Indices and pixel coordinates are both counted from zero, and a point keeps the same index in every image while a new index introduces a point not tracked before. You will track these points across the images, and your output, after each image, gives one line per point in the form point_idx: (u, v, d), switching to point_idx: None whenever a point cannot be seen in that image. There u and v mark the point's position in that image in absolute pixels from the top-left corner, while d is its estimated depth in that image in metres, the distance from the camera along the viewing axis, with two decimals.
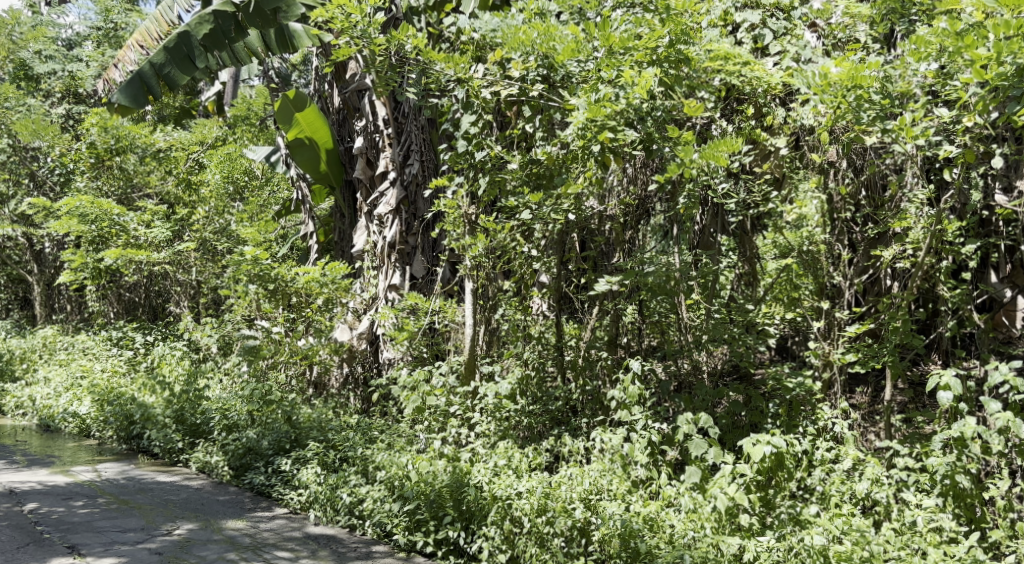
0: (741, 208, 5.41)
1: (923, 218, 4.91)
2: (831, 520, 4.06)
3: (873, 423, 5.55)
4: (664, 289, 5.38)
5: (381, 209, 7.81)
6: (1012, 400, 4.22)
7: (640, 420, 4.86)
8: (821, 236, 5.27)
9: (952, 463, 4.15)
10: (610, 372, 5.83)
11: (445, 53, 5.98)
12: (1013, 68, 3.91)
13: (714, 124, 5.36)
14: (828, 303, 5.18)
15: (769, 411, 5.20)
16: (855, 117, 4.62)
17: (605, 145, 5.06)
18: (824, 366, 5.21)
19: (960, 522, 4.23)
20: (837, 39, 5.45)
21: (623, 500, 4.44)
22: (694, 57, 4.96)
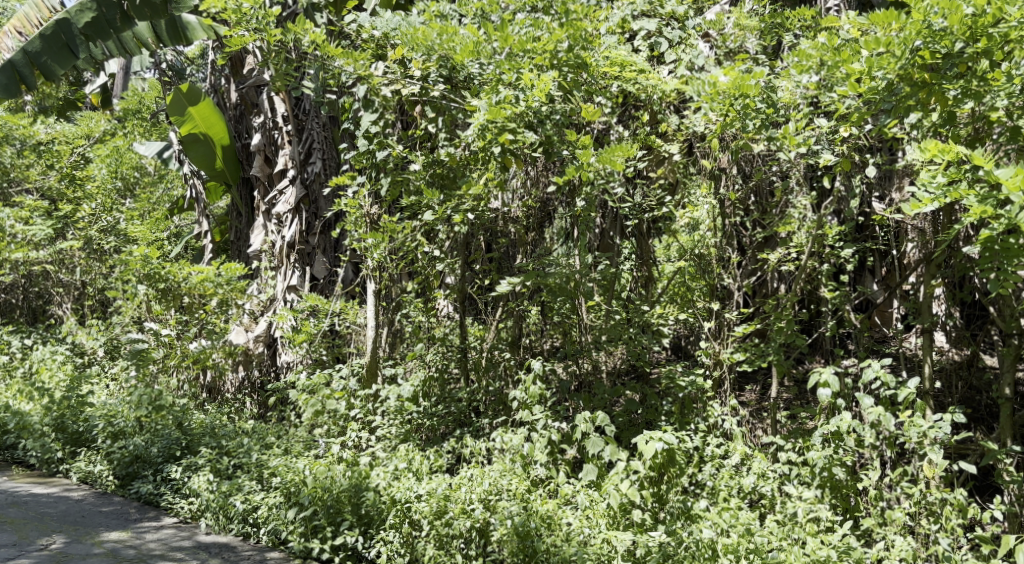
0: (637, 212, 5.55)
1: (806, 223, 5.15)
2: (719, 514, 4.23)
3: (760, 419, 5.73)
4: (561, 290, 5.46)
5: (279, 208, 7.71)
6: (885, 395, 4.48)
7: (541, 420, 4.92)
8: (711, 240, 5.42)
9: (830, 456, 4.39)
10: (513, 373, 5.86)
11: (345, 49, 5.90)
12: (883, 83, 4.08)
13: (611, 128, 5.44)
14: (718, 304, 5.34)
15: (663, 409, 5.35)
16: (742, 125, 4.80)
17: (505, 146, 5.11)
18: (715, 365, 5.37)
19: (836, 511, 4.44)
20: (729, 49, 5.56)
21: (522, 500, 4.44)
22: (592, 63, 5.06)
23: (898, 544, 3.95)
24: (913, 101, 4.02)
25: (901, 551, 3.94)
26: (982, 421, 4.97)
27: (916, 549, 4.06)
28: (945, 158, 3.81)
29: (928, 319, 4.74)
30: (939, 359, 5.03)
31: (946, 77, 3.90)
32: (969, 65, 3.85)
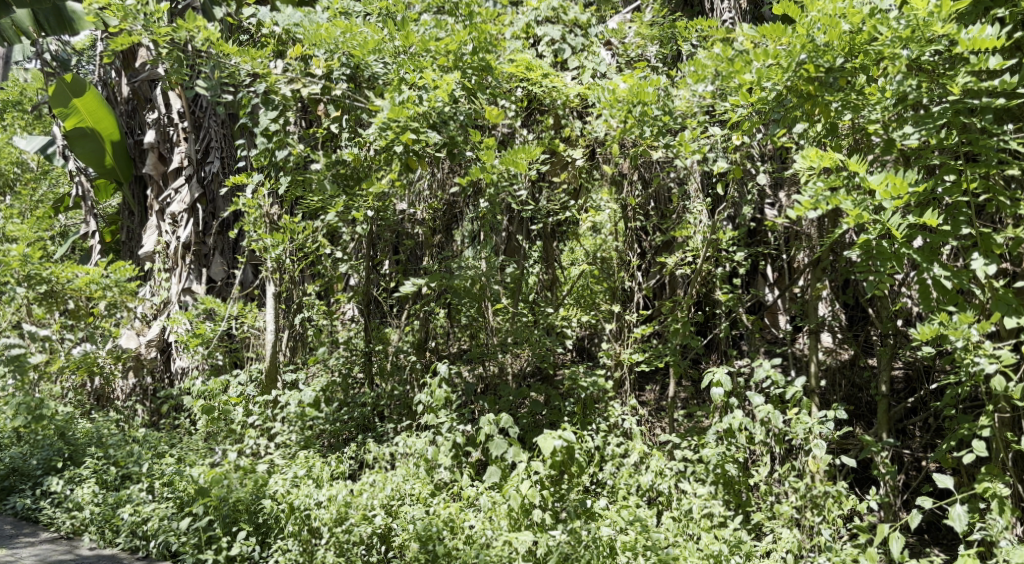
0: (541, 215, 5.61)
1: (701, 228, 5.32)
2: (618, 512, 4.31)
3: (658, 418, 5.83)
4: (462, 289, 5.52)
5: (174, 208, 7.53)
6: (774, 393, 4.69)
7: (445, 423, 4.93)
8: (613, 244, 5.57)
9: (723, 453, 4.57)
10: (419, 377, 5.85)
11: (244, 45, 5.74)
12: (772, 93, 4.24)
13: (515, 132, 5.47)
14: (619, 305, 5.47)
15: (566, 410, 5.41)
16: (639, 129, 4.95)
17: (407, 146, 5.13)
18: (615, 365, 5.51)
19: (729, 507, 4.59)
20: (629, 58, 5.74)
21: (424, 504, 4.46)
22: (496, 66, 5.11)
23: (785, 537, 4.13)
24: (799, 113, 4.22)
25: (787, 543, 4.13)
26: (862, 417, 5.16)
27: (802, 540, 4.23)
28: (826, 166, 4.02)
29: (814, 319, 5.04)
30: (824, 359, 5.26)
31: (827, 89, 4.09)
32: (848, 78, 4.06)
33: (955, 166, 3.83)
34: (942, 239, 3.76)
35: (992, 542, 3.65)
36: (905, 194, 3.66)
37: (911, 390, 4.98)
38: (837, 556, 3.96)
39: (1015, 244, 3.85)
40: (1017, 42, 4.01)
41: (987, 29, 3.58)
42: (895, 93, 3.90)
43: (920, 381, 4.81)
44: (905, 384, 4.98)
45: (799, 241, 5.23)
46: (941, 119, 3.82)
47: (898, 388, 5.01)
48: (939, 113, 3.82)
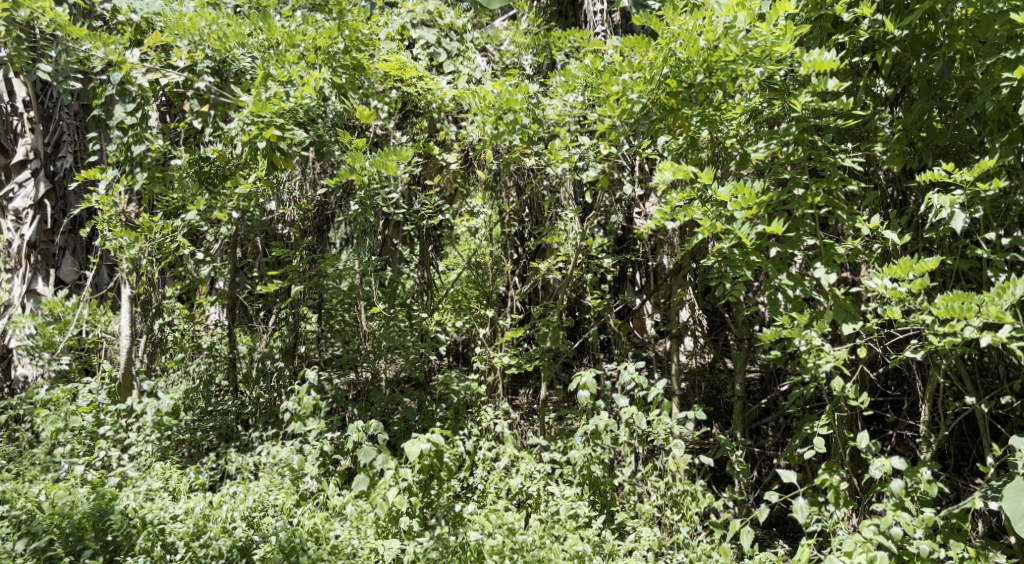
0: (415, 218, 5.57)
1: (570, 235, 5.41)
2: (487, 516, 4.32)
3: (531, 422, 5.86)
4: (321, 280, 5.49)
5: (17, 203, 7.07)
6: (638, 396, 4.84)
7: (313, 431, 4.83)
8: (487, 249, 5.60)
9: (589, 454, 4.66)
10: (286, 385, 5.70)
11: (96, 30, 5.43)
12: (639, 105, 4.33)
13: (388, 132, 5.42)
14: (493, 310, 5.50)
15: (438, 415, 5.34)
16: (510, 136, 4.95)
17: (271, 143, 4.85)
18: (489, 370, 5.52)
19: (594, 508, 4.70)
20: (504, 65, 5.77)
21: (288, 515, 4.37)
22: (368, 65, 5.04)
23: (646, 535, 4.26)
24: (663, 125, 4.36)
25: (648, 541, 4.27)
26: (721, 418, 5.38)
27: (662, 538, 4.38)
28: (682, 177, 4.15)
29: (677, 324, 5.27)
30: (687, 361, 5.51)
31: (687, 104, 4.23)
32: (707, 94, 4.22)
33: (802, 181, 4.06)
34: (788, 249, 4.01)
35: (830, 531, 3.90)
36: (754, 205, 3.87)
37: (765, 391, 5.23)
38: (694, 552, 4.15)
39: (854, 255, 4.09)
40: (857, 67, 4.28)
41: (826, 52, 3.80)
42: (748, 109, 4.14)
43: (772, 383, 5.07)
44: (759, 386, 5.24)
45: (663, 247, 5.42)
46: (787, 135, 4.03)
47: (752, 390, 5.27)
48: (785, 129, 4.02)
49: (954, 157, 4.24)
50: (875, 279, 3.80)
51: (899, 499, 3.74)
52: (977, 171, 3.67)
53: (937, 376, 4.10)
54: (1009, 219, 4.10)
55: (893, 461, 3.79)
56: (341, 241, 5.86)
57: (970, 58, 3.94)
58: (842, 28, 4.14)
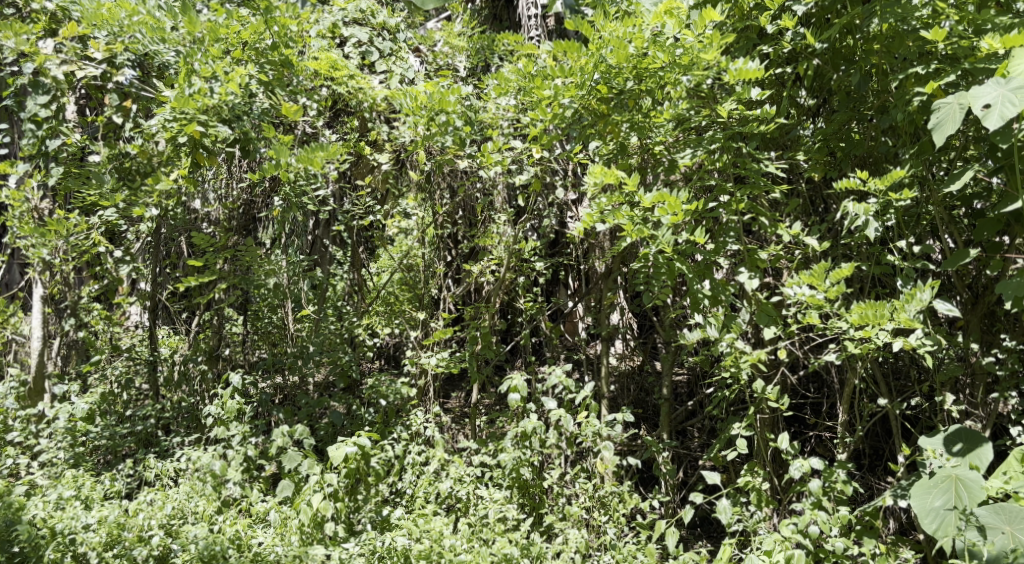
0: (346, 219, 5.48)
1: (504, 237, 5.32)
2: (413, 521, 4.30)
3: (462, 425, 5.81)
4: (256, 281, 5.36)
5: None
6: (569, 399, 4.85)
7: (237, 435, 4.71)
8: (420, 251, 5.48)
9: (519, 457, 4.66)
10: (209, 388, 5.63)
11: (10, 19, 5.22)
12: (570, 110, 4.36)
13: (318, 131, 5.32)
14: (424, 313, 5.39)
15: (366, 419, 5.24)
16: (441, 139, 4.91)
17: (194, 140, 4.77)
18: (420, 373, 5.41)
19: (523, 511, 4.69)
20: (438, 66, 5.72)
21: (209, 522, 4.28)
22: (297, 62, 4.92)
23: (573, 537, 4.28)
24: (593, 130, 4.42)
25: (575, 543, 4.27)
26: (648, 419, 5.46)
27: (589, 540, 4.39)
28: (611, 182, 4.18)
29: (608, 327, 5.30)
30: (618, 364, 5.54)
31: (617, 110, 4.28)
32: (636, 101, 4.26)
33: (727, 188, 4.14)
34: (713, 256, 4.09)
35: (751, 531, 3.96)
36: (679, 212, 3.92)
37: (691, 393, 5.30)
38: (619, 554, 4.17)
39: (778, 260, 4.17)
40: (780, 78, 4.37)
41: (751, 61, 3.87)
42: (676, 116, 4.19)
43: (698, 385, 5.14)
44: (687, 389, 5.31)
45: (594, 252, 5.42)
46: (713, 143, 4.15)
47: (680, 393, 5.34)
48: (711, 137, 4.15)
49: (871, 167, 4.34)
50: (794, 285, 3.88)
51: (817, 499, 3.82)
52: (889, 181, 3.77)
53: (853, 379, 4.20)
54: (921, 227, 4.23)
55: (811, 462, 3.88)
56: (269, 242, 5.75)
57: (885, 71, 4.05)
58: (766, 39, 4.23)
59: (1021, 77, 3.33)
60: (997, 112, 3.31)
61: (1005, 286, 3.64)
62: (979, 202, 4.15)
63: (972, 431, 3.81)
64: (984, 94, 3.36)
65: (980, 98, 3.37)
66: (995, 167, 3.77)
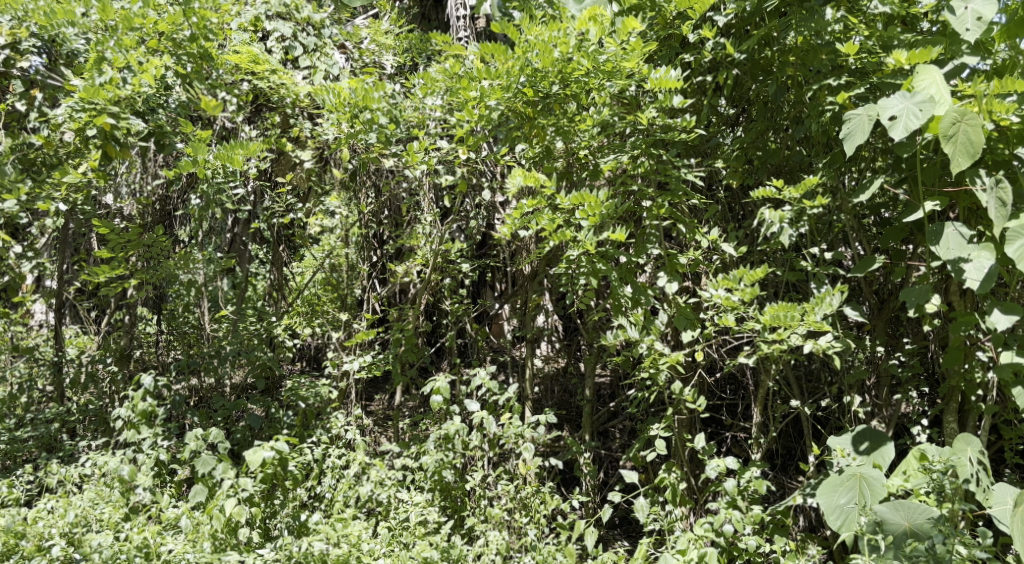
0: (265, 216, 5.36)
1: (431, 238, 5.27)
2: (331, 526, 4.21)
3: (384, 428, 5.74)
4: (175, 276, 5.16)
5: None
6: (492, 401, 4.82)
7: (147, 438, 4.55)
8: (343, 250, 5.40)
9: (441, 459, 4.61)
10: (118, 390, 5.36)
11: None
12: (496, 112, 4.33)
13: (238, 126, 5.21)
14: (347, 315, 5.28)
15: (285, 421, 5.12)
16: (364, 137, 4.82)
17: (104, 132, 4.57)
18: (341, 376, 5.31)
19: (443, 513, 4.65)
20: (364, 64, 5.60)
21: (115, 530, 4.10)
22: (217, 55, 4.78)
23: (493, 538, 4.24)
24: (519, 133, 4.40)
25: (495, 544, 4.24)
26: (571, 420, 5.47)
27: (508, 543, 4.37)
28: (533, 183, 4.18)
29: (532, 329, 5.29)
30: (542, 365, 5.55)
31: (543, 114, 4.28)
32: (562, 105, 4.27)
33: (648, 194, 4.22)
34: (634, 257, 4.19)
35: (667, 530, 3.98)
36: (598, 213, 3.96)
37: (613, 395, 5.32)
38: (539, 555, 4.16)
39: (696, 265, 4.24)
40: (702, 86, 4.42)
41: (671, 71, 3.95)
42: (598, 121, 4.20)
43: (620, 387, 5.17)
44: (609, 391, 5.34)
45: (520, 253, 5.35)
46: (634, 150, 4.17)
47: (603, 395, 5.36)
48: (633, 143, 4.16)
49: (786, 175, 4.36)
50: (710, 288, 3.93)
51: (732, 498, 3.86)
52: (803, 189, 3.83)
53: (767, 381, 4.28)
54: (833, 234, 4.33)
55: (727, 462, 3.91)
56: (185, 239, 5.57)
57: (799, 83, 4.12)
58: (688, 48, 4.30)
59: (924, 92, 3.45)
60: (904, 124, 3.41)
61: (909, 293, 3.72)
62: (886, 211, 4.26)
63: (878, 430, 3.89)
64: (892, 106, 3.44)
65: (888, 110, 3.45)
66: (901, 177, 3.85)
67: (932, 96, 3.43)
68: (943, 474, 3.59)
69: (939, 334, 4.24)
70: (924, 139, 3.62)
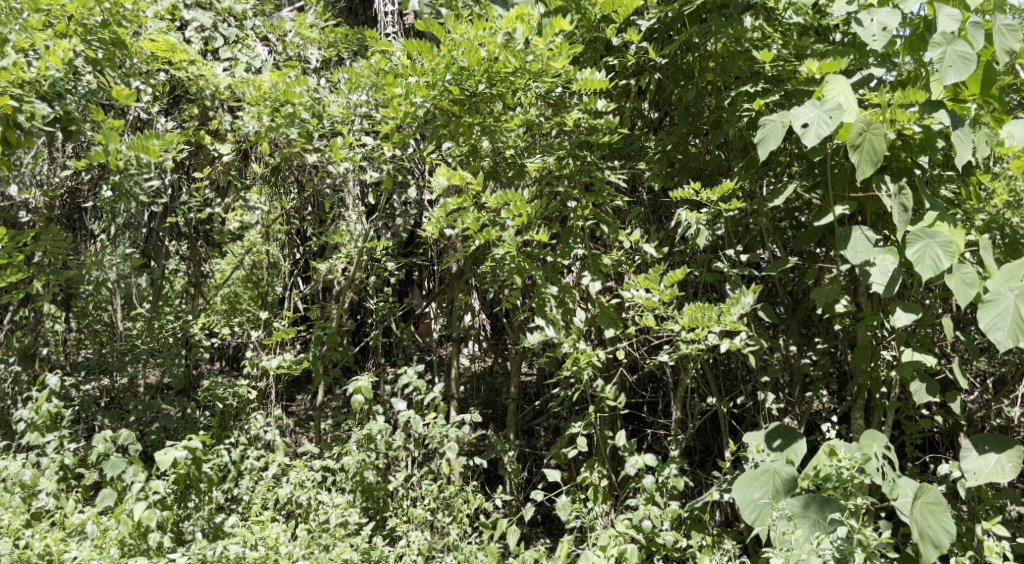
0: (181, 210, 5.28)
1: (355, 235, 5.20)
2: (247, 529, 4.11)
3: (305, 428, 5.64)
4: (84, 275, 4.98)
5: None
6: (416, 400, 4.77)
7: (53, 441, 4.38)
8: (264, 247, 5.24)
9: (363, 460, 4.53)
10: (22, 391, 5.17)
11: None
12: (422, 109, 4.29)
13: (153, 117, 5.06)
14: (267, 313, 5.16)
15: (201, 422, 4.99)
16: (285, 133, 4.71)
17: (6, 116, 4.34)
18: (260, 375, 5.20)
19: (365, 515, 4.59)
20: (287, 57, 5.43)
21: (16, 538, 3.93)
22: (130, 41, 4.62)
23: (415, 539, 4.19)
24: (446, 131, 4.35)
25: (417, 544, 4.20)
26: (496, 420, 5.46)
27: (430, 543, 4.33)
28: (458, 182, 4.15)
29: (458, 329, 5.25)
30: (469, 364, 5.54)
31: (469, 112, 4.25)
32: (487, 104, 4.23)
33: (573, 195, 4.24)
34: (559, 257, 4.23)
35: (588, 527, 4.01)
36: (524, 214, 3.96)
37: (539, 393, 5.33)
38: (462, 554, 4.13)
39: (619, 266, 4.29)
40: (625, 89, 4.46)
41: (597, 72, 3.94)
42: (523, 121, 4.19)
43: (545, 387, 5.18)
44: (535, 389, 5.34)
45: (447, 251, 5.35)
46: (560, 151, 4.18)
47: (528, 393, 5.36)
48: (559, 143, 4.17)
49: (706, 179, 4.46)
50: (631, 287, 3.97)
51: (650, 494, 3.93)
52: (720, 193, 3.88)
53: (686, 379, 4.34)
54: (750, 236, 4.41)
55: (646, 459, 3.94)
56: (98, 233, 5.40)
57: (719, 89, 4.17)
58: (612, 51, 4.33)
59: (833, 101, 3.52)
60: (815, 131, 3.47)
61: (818, 293, 3.83)
62: (800, 216, 4.35)
63: (791, 428, 3.97)
64: (803, 114, 3.50)
65: (799, 117, 3.51)
66: (814, 182, 3.96)
67: (841, 104, 3.51)
68: (847, 468, 3.69)
69: (847, 334, 4.35)
70: (834, 145, 3.70)
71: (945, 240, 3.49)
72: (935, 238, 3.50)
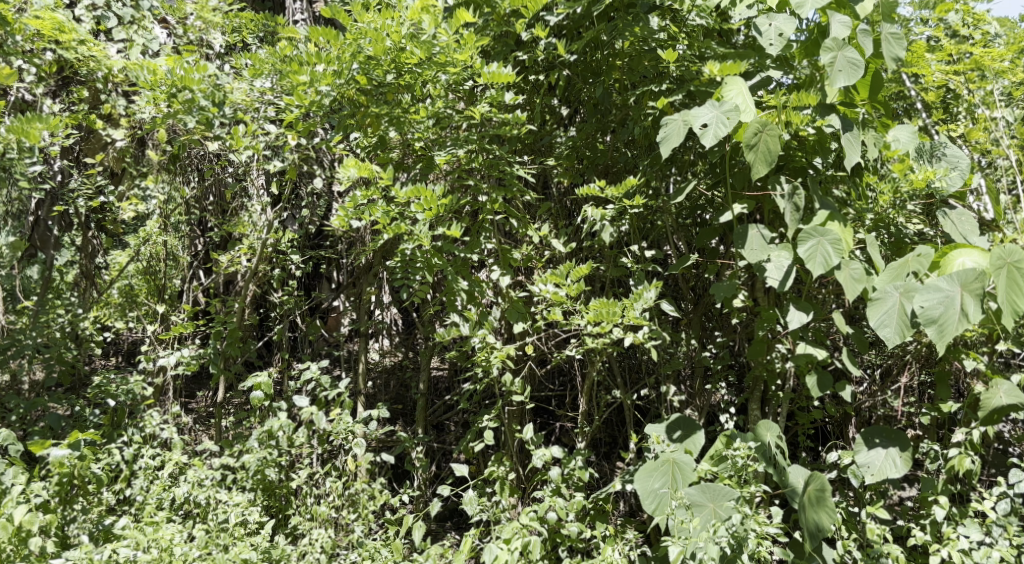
0: (73, 198, 4.95)
1: (258, 226, 5.04)
2: (139, 530, 3.95)
3: (206, 425, 5.45)
4: None
5: None
6: (321, 397, 4.65)
7: None
8: (161, 237, 5.11)
9: (263, 458, 4.41)
10: None
11: None
12: (328, 98, 4.14)
13: (38, 99, 4.80)
14: (165, 307, 5.01)
15: (92, 420, 4.77)
16: (183, 119, 4.50)
17: None
18: (157, 371, 5.02)
19: (267, 514, 4.47)
20: (189, 41, 5.20)
21: None
22: (13, 18, 4.38)
23: (318, 536, 4.10)
24: (353, 121, 4.18)
25: (320, 542, 4.11)
26: (405, 415, 5.38)
27: (333, 540, 4.24)
28: (365, 176, 4.04)
29: (366, 323, 5.15)
30: (378, 359, 5.43)
31: (376, 102, 4.14)
32: (394, 95, 4.16)
33: (483, 189, 4.23)
34: (469, 251, 4.17)
35: (494, 520, 4.03)
36: (434, 208, 3.90)
37: (450, 388, 5.26)
38: (365, 552, 4.06)
39: (527, 261, 4.30)
40: (534, 84, 4.42)
41: (504, 66, 3.93)
42: (432, 113, 4.10)
43: (454, 382, 5.13)
44: (445, 384, 5.28)
45: (356, 244, 5.22)
46: (467, 144, 4.14)
47: (438, 388, 5.29)
48: (469, 136, 4.13)
49: (614, 177, 4.45)
50: (538, 282, 3.96)
51: (555, 487, 3.93)
52: (624, 190, 3.91)
53: (592, 372, 4.38)
54: (654, 233, 4.45)
55: (551, 452, 3.95)
56: None
57: (625, 87, 4.20)
58: (523, 46, 4.31)
59: (731, 102, 3.58)
60: (713, 132, 3.53)
61: (717, 288, 3.92)
62: (704, 213, 4.41)
63: (690, 419, 4.04)
64: (702, 114, 3.56)
65: (699, 118, 3.56)
66: (715, 180, 4.02)
67: (738, 105, 3.57)
68: (740, 457, 3.79)
69: (745, 328, 4.44)
70: (732, 145, 3.77)
71: (836, 238, 3.58)
72: (826, 236, 3.58)
